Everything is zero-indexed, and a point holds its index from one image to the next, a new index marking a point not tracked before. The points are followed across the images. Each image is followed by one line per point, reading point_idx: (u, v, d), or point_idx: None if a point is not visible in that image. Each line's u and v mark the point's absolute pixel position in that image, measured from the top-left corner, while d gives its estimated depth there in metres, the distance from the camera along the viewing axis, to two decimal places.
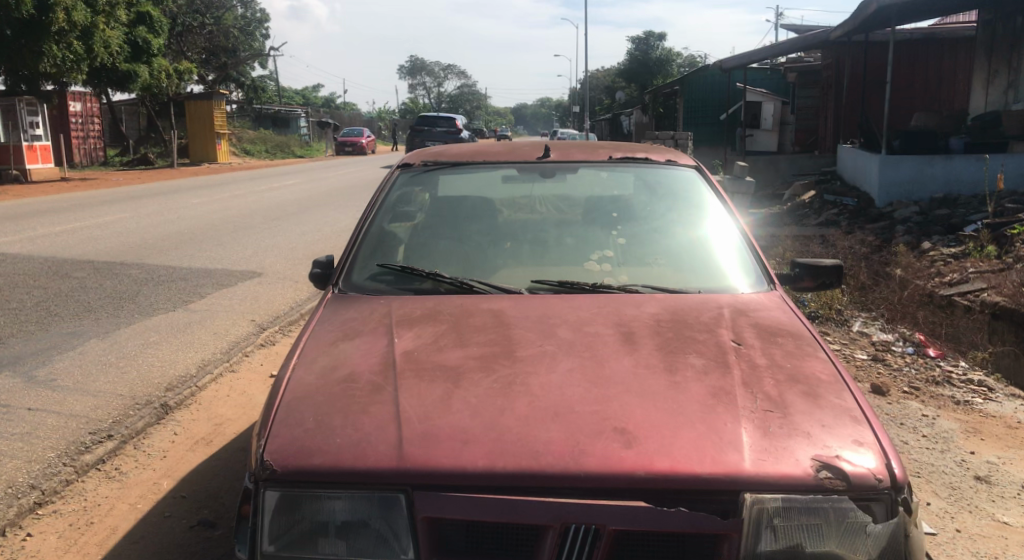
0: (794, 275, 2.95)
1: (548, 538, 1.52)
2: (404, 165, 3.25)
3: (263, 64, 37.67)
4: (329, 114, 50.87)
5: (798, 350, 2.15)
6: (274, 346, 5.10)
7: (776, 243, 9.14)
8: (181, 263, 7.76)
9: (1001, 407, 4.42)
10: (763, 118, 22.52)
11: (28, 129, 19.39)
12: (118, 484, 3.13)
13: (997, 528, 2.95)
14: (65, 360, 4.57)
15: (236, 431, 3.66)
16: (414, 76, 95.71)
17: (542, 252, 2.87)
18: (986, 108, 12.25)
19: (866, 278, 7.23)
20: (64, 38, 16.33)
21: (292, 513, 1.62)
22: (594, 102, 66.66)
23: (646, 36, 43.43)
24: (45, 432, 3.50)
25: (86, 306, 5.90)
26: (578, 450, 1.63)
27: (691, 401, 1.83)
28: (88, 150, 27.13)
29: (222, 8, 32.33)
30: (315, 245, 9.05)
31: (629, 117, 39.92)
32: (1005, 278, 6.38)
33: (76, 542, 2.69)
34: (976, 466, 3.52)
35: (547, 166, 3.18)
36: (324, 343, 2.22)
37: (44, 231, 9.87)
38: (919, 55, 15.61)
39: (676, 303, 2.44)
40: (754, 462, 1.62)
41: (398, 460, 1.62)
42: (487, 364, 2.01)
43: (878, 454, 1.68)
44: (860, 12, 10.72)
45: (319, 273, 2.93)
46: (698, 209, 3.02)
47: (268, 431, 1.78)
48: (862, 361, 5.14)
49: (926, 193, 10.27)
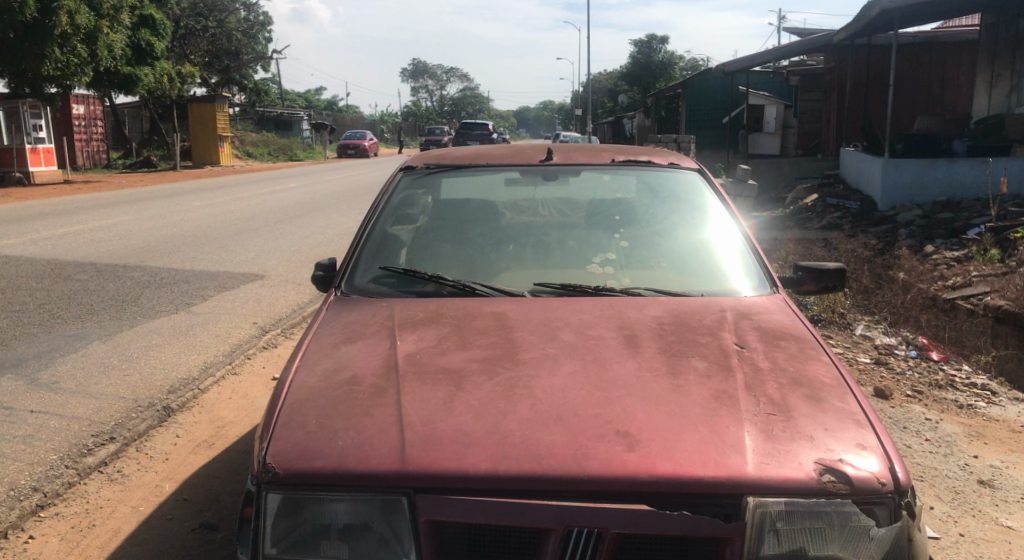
0: (797, 278, 2.93)
1: (551, 540, 1.51)
2: (406, 169, 3.26)
3: (266, 67, 37.74)
4: (333, 117, 50.96)
5: (800, 354, 2.14)
6: (276, 348, 5.11)
7: (778, 246, 9.13)
8: (183, 266, 7.77)
9: (1004, 411, 4.41)
10: (766, 121, 22.53)
11: (32, 132, 19.48)
12: (120, 487, 3.12)
13: (1001, 532, 2.94)
14: (67, 363, 4.57)
15: (238, 434, 3.66)
16: (417, 79, 95.83)
17: (545, 254, 2.87)
18: (989, 111, 12.22)
19: (869, 282, 7.21)
20: (68, 42, 16.41)
21: (294, 516, 1.62)
22: (597, 105, 66.70)
23: (649, 39, 43.52)
24: (47, 435, 3.50)
25: (88, 309, 5.89)
26: (580, 454, 1.63)
27: (694, 405, 1.82)
28: (91, 153, 27.20)
29: (225, 11, 32.40)
30: (318, 248, 9.06)
31: (631, 120, 39.98)
32: (1009, 282, 6.38)
33: (78, 544, 2.69)
34: (980, 470, 3.51)
35: (550, 169, 3.17)
36: (327, 346, 2.22)
37: (47, 233, 9.88)
38: (922, 58, 15.59)
39: (679, 307, 2.44)
40: (757, 465, 1.62)
41: (400, 463, 1.62)
42: (490, 367, 2.01)
43: (882, 458, 1.68)
44: (862, 16, 10.73)
45: (321, 276, 2.93)
46: (699, 212, 3.02)
47: (270, 435, 1.77)
48: (864, 363, 5.14)
49: (929, 197, 10.26)
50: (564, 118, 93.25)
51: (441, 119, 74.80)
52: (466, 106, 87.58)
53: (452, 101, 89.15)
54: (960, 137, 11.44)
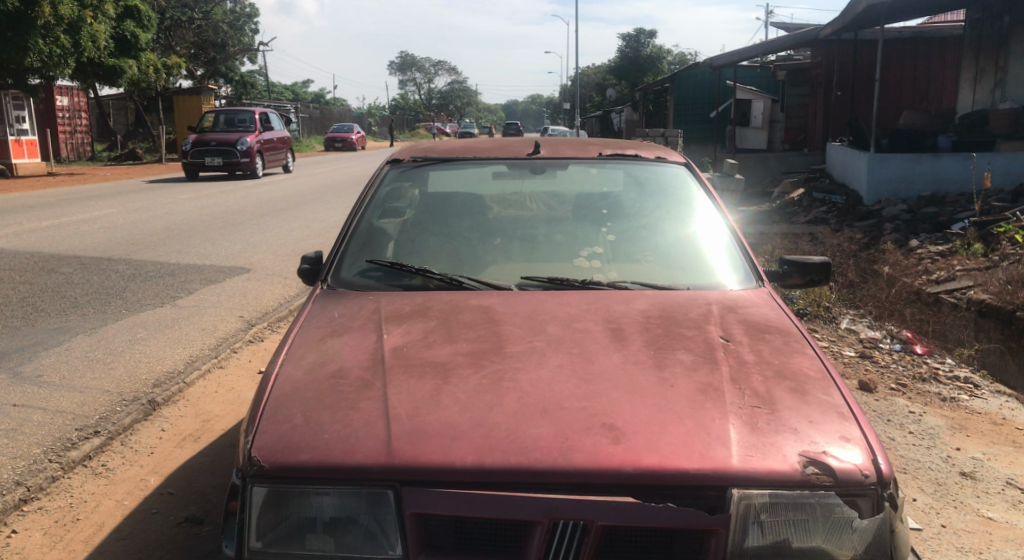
0: (783, 272, 2.94)
1: (537, 533, 1.52)
2: (394, 161, 3.25)
3: (252, 59, 37.40)
4: (318, 108, 50.33)
5: (785, 347, 2.15)
6: (262, 341, 5.08)
7: (765, 241, 9.09)
8: (168, 259, 7.69)
9: (987, 404, 4.45)
10: (753, 117, 22.64)
11: (15, 123, 19.25)
12: (105, 481, 3.10)
13: (981, 523, 2.97)
14: (51, 355, 4.55)
15: (224, 429, 3.63)
16: (405, 73, 94.92)
17: (532, 247, 2.87)
18: (974, 106, 12.31)
19: (854, 275, 7.20)
20: (51, 32, 16.27)
21: (281, 509, 1.62)
22: (584, 99, 66.83)
23: (636, 34, 43.80)
24: (31, 429, 3.47)
25: (72, 303, 5.84)
26: (567, 447, 1.63)
27: (680, 397, 1.83)
28: (75, 145, 26.89)
29: (210, 3, 32.38)
30: (304, 242, 9.00)
31: (617, 114, 40.10)
32: (992, 276, 6.47)
33: (62, 538, 2.67)
34: (962, 462, 3.55)
35: (537, 162, 3.18)
36: (313, 340, 2.20)
37: (29, 226, 9.77)
38: (908, 55, 15.72)
39: (664, 300, 2.45)
40: (741, 458, 1.62)
41: (387, 456, 1.62)
42: (476, 360, 2.01)
43: (865, 450, 1.69)
44: (850, 10, 10.76)
45: (307, 269, 2.92)
46: (687, 206, 3.02)
47: (255, 428, 1.77)
48: (849, 357, 5.17)
49: (915, 190, 10.34)
50: (553, 110, 92.50)
51: (428, 113, 73.88)
52: (454, 101, 87.16)
53: (441, 94, 88.46)
54: (944, 131, 11.51)
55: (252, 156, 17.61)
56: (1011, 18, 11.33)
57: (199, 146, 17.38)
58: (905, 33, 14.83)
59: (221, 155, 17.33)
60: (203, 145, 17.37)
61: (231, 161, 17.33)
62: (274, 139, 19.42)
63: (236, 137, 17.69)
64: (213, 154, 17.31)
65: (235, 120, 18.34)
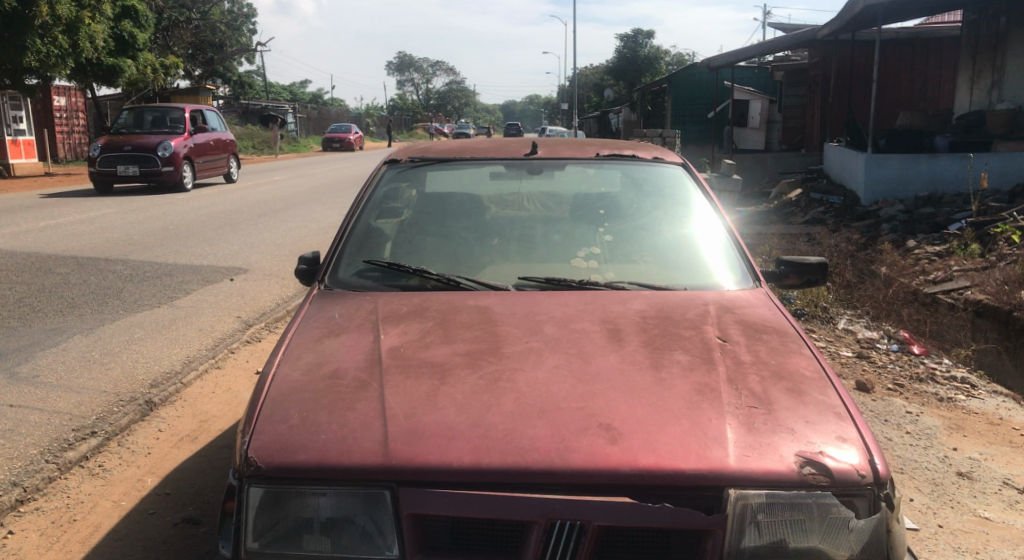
0: (780, 273, 2.94)
1: (533, 533, 1.52)
2: (391, 161, 3.24)
3: (250, 59, 37.34)
4: (315, 108, 50.27)
5: (782, 347, 2.15)
6: (260, 342, 5.08)
7: (763, 242, 9.11)
8: (166, 259, 7.68)
9: (983, 404, 4.46)
10: (750, 117, 22.65)
11: (12, 124, 19.23)
12: (102, 482, 3.10)
13: (979, 523, 2.98)
14: (48, 356, 4.54)
15: (221, 429, 3.63)
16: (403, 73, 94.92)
17: (530, 248, 2.87)
18: (971, 106, 12.32)
19: (852, 276, 7.21)
20: (48, 32, 16.24)
21: (277, 509, 1.62)
22: (582, 99, 66.84)
23: (634, 35, 43.78)
24: (27, 429, 3.47)
25: (69, 303, 5.83)
26: (563, 447, 1.63)
27: (676, 397, 1.83)
28: (72, 145, 26.85)
29: (208, 3, 32.38)
30: (302, 242, 8.98)
31: (615, 114, 40.10)
32: (989, 276, 6.49)
33: (58, 539, 2.67)
34: (959, 462, 3.56)
35: (535, 162, 3.18)
36: (310, 340, 2.20)
37: (26, 226, 9.77)
38: (905, 55, 15.73)
39: (661, 300, 2.45)
40: (738, 458, 1.63)
41: (384, 456, 1.62)
42: (473, 361, 2.01)
43: (862, 450, 1.69)
44: (848, 10, 10.75)
45: (304, 269, 2.91)
46: (684, 206, 3.02)
47: (252, 428, 1.77)
48: (846, 358, 5.18)
49: (912, 191, 10.36)
50: (551, 110, 92.53)
51: (426, 113, 73.84)
52: (452, 102, 87.16)
53: (439, 95, 88.46)
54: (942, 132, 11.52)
55: (176, 165, 14.43)
56: (1008, 18, 11.33)
57: (108, 151, 14.17)
58: (901, 33, 14.85)
59: (137, 163, 14.20)
60: (114, 151, 14.12)
61: (149, 170, 14.17)
62: (211, 139, 16.14)
63: (158, 140, 14.47)
64: (127, 161, 14.17)
65: (162, 119, 15.05)
